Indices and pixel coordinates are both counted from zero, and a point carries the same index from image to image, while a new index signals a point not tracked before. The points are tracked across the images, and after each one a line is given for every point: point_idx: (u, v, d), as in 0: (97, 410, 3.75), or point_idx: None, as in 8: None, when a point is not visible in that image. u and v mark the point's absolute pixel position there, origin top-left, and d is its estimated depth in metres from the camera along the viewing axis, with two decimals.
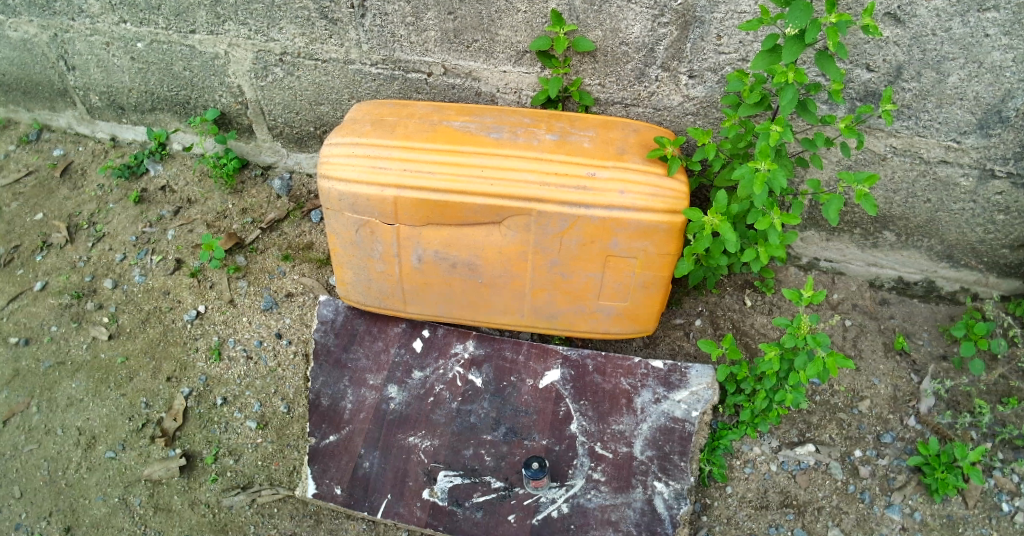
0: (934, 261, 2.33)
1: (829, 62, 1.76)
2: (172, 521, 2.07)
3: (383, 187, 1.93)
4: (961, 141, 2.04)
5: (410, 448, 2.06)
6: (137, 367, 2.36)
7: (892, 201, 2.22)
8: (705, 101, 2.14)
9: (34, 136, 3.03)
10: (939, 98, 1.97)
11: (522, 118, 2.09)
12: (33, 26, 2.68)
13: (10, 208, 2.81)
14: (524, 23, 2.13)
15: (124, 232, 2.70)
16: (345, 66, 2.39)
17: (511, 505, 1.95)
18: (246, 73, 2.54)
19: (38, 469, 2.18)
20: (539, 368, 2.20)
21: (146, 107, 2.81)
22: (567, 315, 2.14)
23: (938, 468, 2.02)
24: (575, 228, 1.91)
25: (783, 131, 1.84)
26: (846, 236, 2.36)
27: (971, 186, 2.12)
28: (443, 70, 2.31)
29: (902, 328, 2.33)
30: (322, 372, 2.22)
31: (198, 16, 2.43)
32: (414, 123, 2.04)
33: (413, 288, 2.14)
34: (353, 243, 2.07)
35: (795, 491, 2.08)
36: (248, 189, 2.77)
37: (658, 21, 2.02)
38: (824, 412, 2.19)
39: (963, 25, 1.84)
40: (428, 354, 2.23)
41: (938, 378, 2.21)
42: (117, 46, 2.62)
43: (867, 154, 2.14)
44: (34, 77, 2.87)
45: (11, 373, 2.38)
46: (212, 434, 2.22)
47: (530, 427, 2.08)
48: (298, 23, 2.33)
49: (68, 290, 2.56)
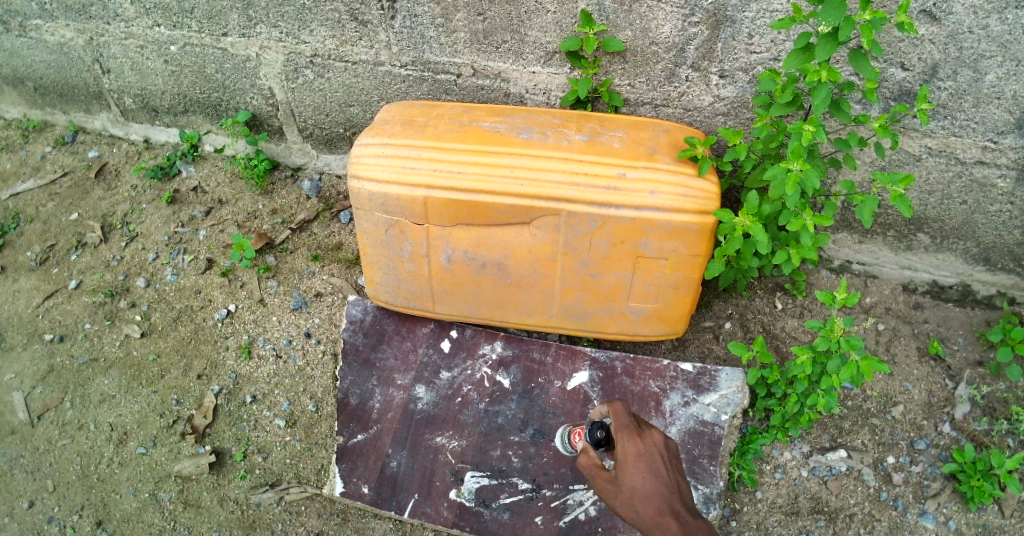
0: (969, 264, 2.28)
1: (863, 60, 1.74)
2: (201, 517, 2.10)
3: (414, 188, 1.94)
4: (998, 141, 2.00)
5: (438, 448, 2.07)
6: (168, 364, 2.40)
7: (927, 204, 2.18)
8: (736, 102, 2.12)
9: (70, 138, 3.09)
10: (976, 97, 1.94)
11: (552, 118, 2.07)
12: (70, 30, 2.73)
13: (47, 208, 2.87)
14: (554, 23, 2.13)
15: (157, 232, 2.74)
16: (375, 67, 2.41)
17: (539, 507, 1.96)
18: (277, 75, 2.56)
19: (71, 464, 2.22)
20: (567, 370, 2.19)
21: (179, 109, 2.86)
22: (597, 315, 2.12)
23: (974, 476, 1.97)
24: (604, 229, 1.90)
25: (817, 131, 1.82)
26: (879, 239, 2.32)
27: (1009, 187, 2.07)
28: (472, 71, 2.32)
29: (936, 333, 2.28)
30: (351, 372, 2.24)
31: (231, 19, 2.46)
32: (444, 123, 2.04)
33: (442, 288, 2.14)
34: (383, 242, 2.08)
35: (827, 497, 2.05)
36: (278, 190, 2.81)
37: (688, 21, 2.00)
38: (857, 417, 2.15)
39: (1001, 22, 1.80)
40: (456, 355, 2.24)
41: (974, 384, 2.17)
42: (151, 49, 2.67)
43: (902, 154, 2.10)
44: (71, 80, 2.93)
45: (46, 370, 2.43)
46: (241, 431, 2.24)
47: (558, 429, 2.08)
48: (329, 25, 2.35)
49: (102, 289, 2.61)
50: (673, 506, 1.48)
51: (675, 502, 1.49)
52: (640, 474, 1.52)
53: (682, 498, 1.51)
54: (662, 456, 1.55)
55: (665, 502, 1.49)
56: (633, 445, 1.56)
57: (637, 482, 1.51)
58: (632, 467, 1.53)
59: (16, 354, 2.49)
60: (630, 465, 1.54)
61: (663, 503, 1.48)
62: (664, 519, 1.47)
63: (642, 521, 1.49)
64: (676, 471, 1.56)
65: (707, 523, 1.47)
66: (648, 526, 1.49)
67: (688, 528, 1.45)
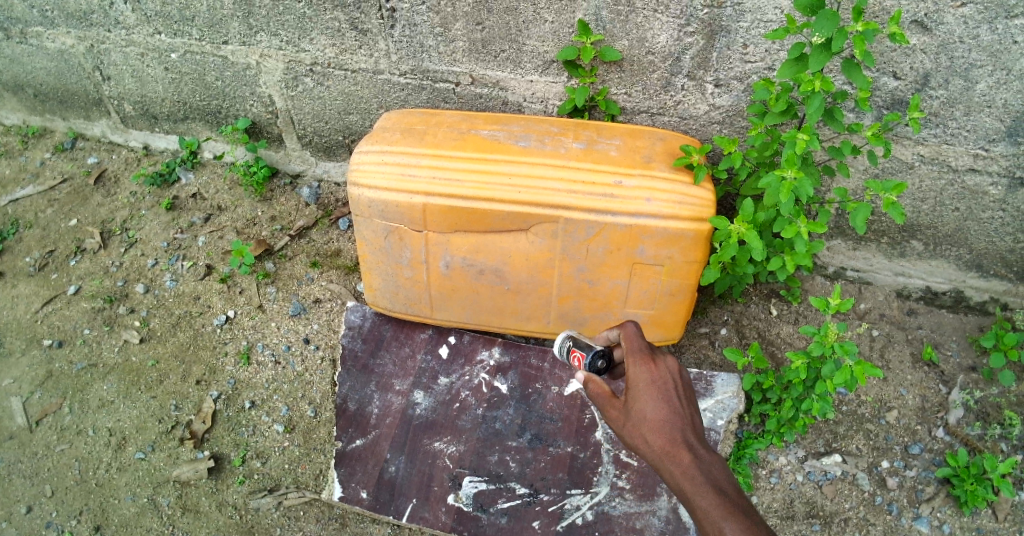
0: (962, 270, 2.30)
1: (856, 70, 1.77)
2: (199, 522, 2.11)
3: (413, 195, 1.96)
4: (989, 149, 2.02)
5: (436, 453, 2.08)
6: (167, 370, 2.41)
7: (920, 210, 2.21)
8: (731, 110, 2.15)
9: (69, 144, 3.11)
10: (967, 106, 1.97)
11: (550, 126, 2.10)
12: (71, 38, 2.75)
13: (46, 214, 2.88)
14: (551, 32, 2.16)
15: (156, 239, 2.76)
16: (374, 76, 2.43)
17: (536, 512, 1.97)
18: (276, 83, 2.59)
19: (70, 469, 2.23)
20: (564, 375, 2.21)
21: (179, 116, 2.87)
22: (594, 321, 2.14)
23: (968, 480, 1.99)
24: (601, 236, 1.93)
25: (810, 139, 1.85)
26: (872, 245, 2.35)
27: (1000, 195, 2.10)
28: (470, 79, 2.34)
29: (930, 338, 2.31)
30: (349, 377, 2.25)
31: (231, 27, 2.48)
32: (443, 131, 2.06)
33: (441, 294, 2.16)
34: (382, 249, 2.10)
35: (822, 502, 2.06)
36: (277, 197, 2.83)
37: (684, 31, 2.03)
38: (852, 422, 2.17)
39: (991, 32, 1.83)
40: (454, 361, 2.25)
41: (967, 389, 2.19)
42: (152, 56, 2.68)
43: (894, 162, 2.13)
44: (71, 87, 2.95)
45: (45, 375, 2.44)
46: (240, 437, 2.25)
47: (555, 434, 2.10)
48: (329, 34, 2.38)
49: (101, 294, 2.62)
50: (684, 435, 1.42)
51: (686, 432, 1.43)
52: (652, 400, 1.47)
53: (695, 431, 1.45)
54: (675, 386, 1.50)
55: (675, 431, 1.43)
56: (646, 370, 1.52)
57: (649, 408, 1.46)
58: (643, 393, 1.48)
59: (15, 359, 2.49)
60: (641, 390, 1.49)
61: (674, 430, 1.42)
62: (675, 448, 1.40)
63: (650, 447, 1.43)
64: (691, 404, 1.51)
65: (719, 457, 1.40)
66: (656, 455, 1.42)
67: (700, 458, 1.38)
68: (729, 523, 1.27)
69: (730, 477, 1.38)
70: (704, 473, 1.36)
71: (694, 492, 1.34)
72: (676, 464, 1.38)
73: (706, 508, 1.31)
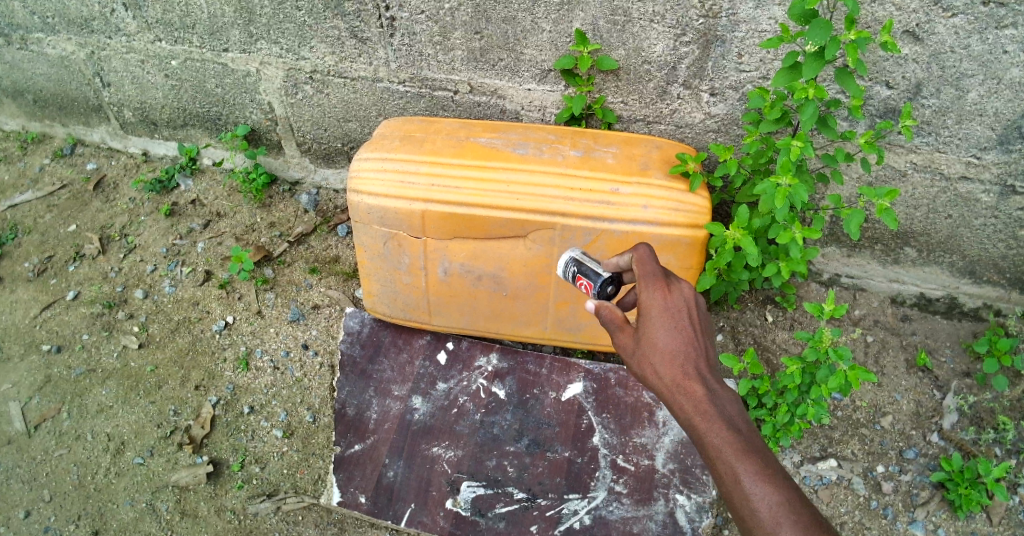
0: (956, 277, 2.33)
1: (849, 78, 1.79)
2: (198, 526, 2.12)
3: (412, 202, 1.98)
4: (981, 157, 2.05)
5: (434, 458, 2.10)
6: (166, 375, 2.42)
7: (913, 217, 2.23)
8: (727, 119, 2.18)
9: (68, 150, 3.12)
10: (959, 115, 1.99)
11: (547, 134, 2.12)
12: (71, 44, 2.77)
13: (44, 220, 2.89)
14: (549, 42, 2.18)
15: (155, 244, 2.77)
16: (373, 83, 2.46)
17: (534, 516, 1.98)
18: (276, 90, 2.60)
19: (68, 474, 2.23)
20: (561, 381, 2.22)
21: (179, 123, 2.89)
22: (591, 327, 2.16)
23: (962, 484, 2.01)
24: (598, 242, 1.94)
25: (804, 146, 1.87)
26: (867, 252, 2.37)
27: (993, 202, 2.12)
28: (469, 88, 2.36)
29: (924, 344, 2.33)
30: (348, 383, 2.26)
31: (231, 35, 2.50)
32: (441, 139, 2.08)
33: (439, 300, 2.18)
34: (380, 255, 2.12)
35: (817, 506, 2.08)
36: (276, 203, 2.84)
37: (680, 40, 2.05)
38: (847, 427, 2.19)
39: (982, 42, 1.86)
40: (453, 366, 2.27)
41: (961, 394, 2.21)
42: (152, 64, 2.70)
43: (888, 170, 2.15)
44: (71, 93, 2.96)
45: (44, 380, 2.45)
46: (238, 442, 2.26)
47: (552, 439, 2.11)
48: (329, 42, 2.40)
49: (100, 300, 2.63)
50: (696, 367, 1.39)
51: (699, 365, 1.39)
52: (663, 329, 1.43)
53: (708, 363, 1.41)
54: (691, 315, 1.45)
55: (688, 363, 1.40)
56: (659, 297, 1.47)
57: (660, 337, 1.43)
58: (656, 321, 1.44)
59: (14, 364, 2.50)
60: (653, 319, 1.45)
61: (686, 363, 1.39)
62: (686, 380, 1.37)
63: (660, 378, 1.40)
64: (705, 331, 1.46)
65: (732, 391, 1.37)
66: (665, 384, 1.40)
67: (711, 391, 1.35)
68: (740, 462, 1.25)
69: (743, 413, 1.35)
70: (716, 409, 1.33)
71: (705, 428, 1.31)
72: (687, 398, 1.35)
73: (715, 443, 1.29)
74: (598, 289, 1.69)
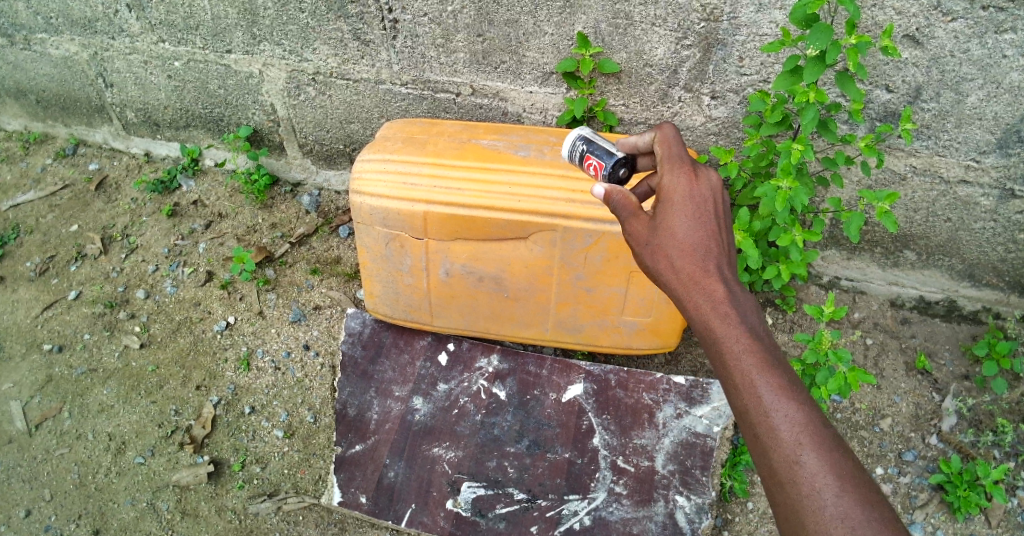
0: (955, 280, 2.34)
1: (849, 82, 1.81)
2: (198, 526, 2.12)
3: (413, 203, 1.98)
4: (981, 160, 2.06)
5: (435, 458, 2.10)
6: (167, 375, 2.42)
7: (913, 221, 2.24)
8: (728, 122, 2.18)
9: (70, 150, 3.13)
10: (958, 118, 2.00)
11: (548, 137, 2.13)
12: (75, 45, 2.78)
13: (46, 220, 2.90)
14: (551, 45, 2.19)
15: (157, 244, 2.78)
16: (376, 85, 2.47)
17: (534, 517, 1.99)
18: (279, 92, 2.62)
19: (69, 473, 2.24)
20: (562, 382, 2.23)
21: (181, 124, 2.90)
22: (591, 329, 2.16)
23: (961, 486, 2.02)
24: (599, 244, 1.95)
25: (805, 149, 1.88)
26: (866, 255, 2.39)
27: (992, 205, 2.13)
28: (471, 90, 2.37)
29: (923, 347, 2.34)
30: (349, 383, 2.27)
31: (235, 36, 2.52)
32: (443, 141, 2.10)
33: (440, 301, 2.19)
34: (382, 256, 2.12)
35: None
36: (278, 204, 2.85)
37: (681, 44, 2.07)
38: (846, 429, 2.20)
39: (981, 46, 1.87)
40: (454, 367, 2.28)
41: (961, 397, 2.22)
42: (155, 64, 2.71)
43: (888, 173, 2.16)
44: (73, 93, 2.97)
45: (45, 379, 2.46)
46: (239, 442, 2.27)
47: (553, 440, 2.12)
48: (332, 44, 2.41)
49: (101, 300, 2.64)
50: (717, 264, 1.33)
51: (719, 262, 1.34)
52: (685, 219, 1.38)
53: (728, 263, 1.36)
54: (714, 208, 1.40)
55: (708, 260, 1.34)
56: (683, 187, 1.42)
57: (681, 228, 1.37)
58: (678, 211, 1.39)
59: (15, 363, 2.51)
60: (674, 208, 1.40)
61: (707, 258, 1.34)
62: (705, 277, 1.32)
63: (677, 272, 1.35)
64: (724, 228, 1.41)
65: (752, 297, 1.32)
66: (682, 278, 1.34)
67: (732, 290, 1.30)
68: (761, 372, 1.21)
69: (762, 320, 1.30)
70: (736, 312, 1.28)
71: (724, 330, 1.27)
72: (705, 294, 1.30)
73: (733, 345, 1.25)
74: (609, 170, 1.66)
